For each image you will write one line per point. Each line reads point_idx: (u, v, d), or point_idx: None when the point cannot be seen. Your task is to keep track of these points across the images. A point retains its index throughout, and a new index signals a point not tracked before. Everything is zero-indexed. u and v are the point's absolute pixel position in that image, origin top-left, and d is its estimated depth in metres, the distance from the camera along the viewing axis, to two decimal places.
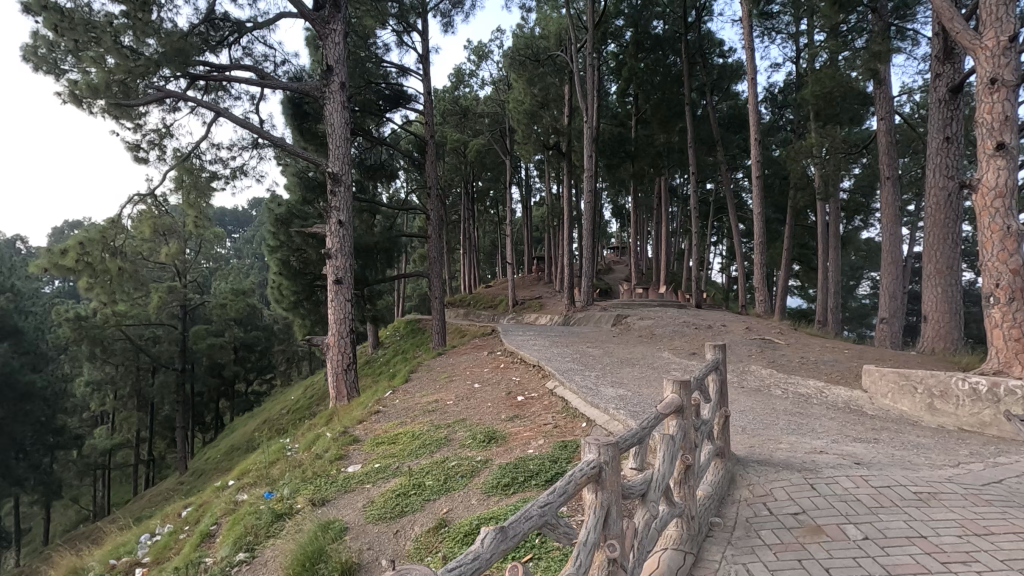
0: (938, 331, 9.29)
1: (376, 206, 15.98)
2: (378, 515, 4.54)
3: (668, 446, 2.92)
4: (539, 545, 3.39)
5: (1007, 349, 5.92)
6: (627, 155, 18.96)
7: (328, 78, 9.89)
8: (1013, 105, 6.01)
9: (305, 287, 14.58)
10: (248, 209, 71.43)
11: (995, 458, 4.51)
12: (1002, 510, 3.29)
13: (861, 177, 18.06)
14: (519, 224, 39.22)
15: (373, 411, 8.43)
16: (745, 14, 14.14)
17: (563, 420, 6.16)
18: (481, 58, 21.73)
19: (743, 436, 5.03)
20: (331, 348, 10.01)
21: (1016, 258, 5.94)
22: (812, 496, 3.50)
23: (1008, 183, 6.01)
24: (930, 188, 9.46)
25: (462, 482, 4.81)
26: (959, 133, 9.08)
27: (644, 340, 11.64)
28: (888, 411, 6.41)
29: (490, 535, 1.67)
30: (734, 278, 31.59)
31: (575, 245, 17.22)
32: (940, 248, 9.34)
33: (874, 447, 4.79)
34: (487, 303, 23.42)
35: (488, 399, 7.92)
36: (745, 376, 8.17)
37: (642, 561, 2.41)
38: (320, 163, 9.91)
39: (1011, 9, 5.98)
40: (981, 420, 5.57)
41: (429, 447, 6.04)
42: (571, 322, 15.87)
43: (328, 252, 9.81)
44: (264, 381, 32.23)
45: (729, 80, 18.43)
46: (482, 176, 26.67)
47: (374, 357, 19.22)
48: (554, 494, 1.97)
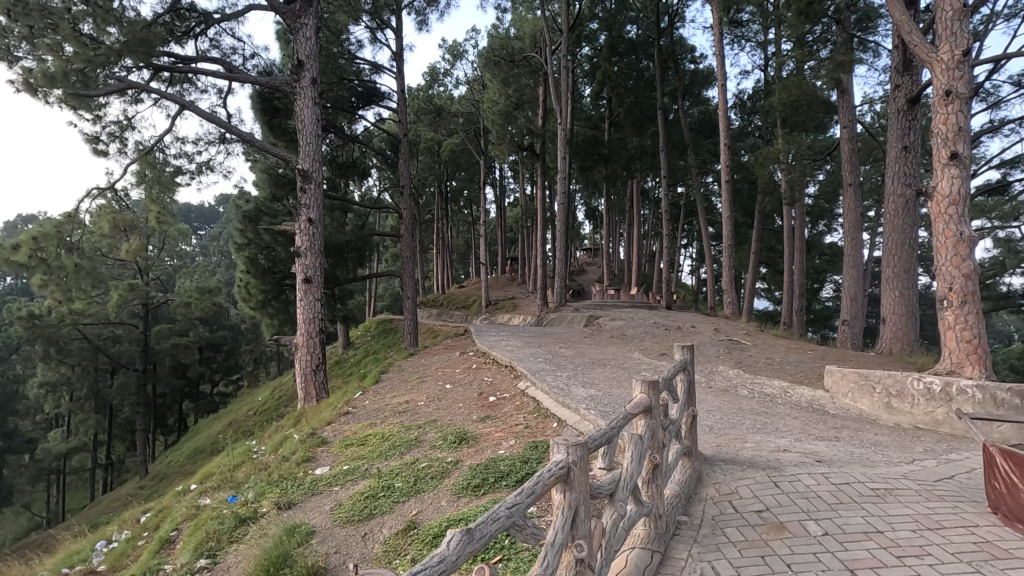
0: (896, 332, 9.63)
1: (348, 203, 15.77)
2: (346, 517, 4.46)
3: (637, 446, 2.93)
4: (508, 546, 3.39)
5: (958, 350, 6.21)
6: (600, 157, 19.09)
7: (299, 73, 9.71)
8: (966, 117, 6.27)
9: (274, 286, 14.28)
10: (215, 206, 69.80)
11: (947, 454, 4.71)
12: (953, 505, 3.42)
13: (825, 185, 18.66)
14: (492, 225, 39.31)
15: (342, 412, 8.30)
16: (715, 21, 14.44)
17: (534, 420, 6.20)
18: (455, 58, 21.66)
19: (711, 435, 5.12)
20: (299, 348, 9.81)
21: (967, 263, 6.21)
22: (775, 493, 3.58)
23: (961, 191, 6.26)
24: (888, 195, 9.81)
25: (433, 483, 4.78)
26: (916, 142, 9.44)
27: (615, 341, 11.79)
28: (848, 410, 6.61)
29: (456, 536, 1.64)
30: (704, 280, 32.27)
31: (548, 246, 17.30)
32: (898, 252, 9.67)
33: (836, 445, 4.93)
34: (460, 304, 23.35)
35: (460, 399, 7.90)
36: (713, 376, 8.33)
37: (610, 561, 2.42)
38: (289, 160, 9.70)
39: (965, 24, 6.24)
40: (935, 419, 5.79)
41: (400, 449, 5.97)
42: (544, 323, 15.96)
43: (297, 251, 9.62)
44: (231, 382, 31.47)
45: (700, 85, 18.76)
46: (456, 176, 26.60)
47: (344, 357, 18.96)
48: (522, 494, 1.96)
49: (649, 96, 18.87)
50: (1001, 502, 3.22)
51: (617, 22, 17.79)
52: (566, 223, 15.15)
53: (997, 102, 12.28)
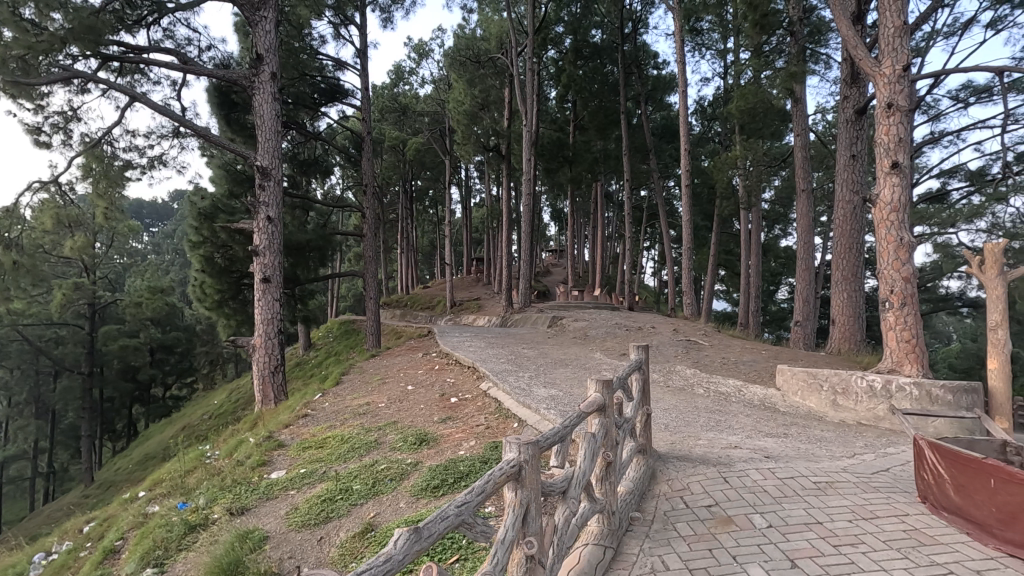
0: (844, 333, 10.05)
1: (309, 201, 15.45)
2: (301, 521, 4.38)
3: (589, 443, 2.99)
4: (465, 546, 3.36)
5: (899, 350, 6.54)
6: (565, 159, 19.34)
7: (258, 67, 9.46)
8: (906, 128, 6.61)
9: (231, 285, 13.82)
10: (169, 202, 67.29)
11: (885, 448, 4.97)
12: (886, 496, 3.62)
13: (779, 192, 19.39)
14: (458, 226, 39.35)
15: (300, 414, 8.12)
16: (677, 29, 14.81)
17: (495, 420, 6.24)
18: (421, 56, 21.49)
19: (667, 433, 5.23)
20: (257, 349, 9.54)
21: (907, 266, 6.56)
22: (724, 488, 3.71)
23: (902, 199, 6.60)
24: (838, 202, 10.23)
25: (392, 485, 4.74)
26: (863, 152, 9.91)
27: (578, 341, 11.99)
28: (798, 408, 6.85)
29: (404, 535, 1.65)
30: (665, 282, 33.10)
31: (513, 247, 17.32)
32: (846, 256, 10.08)
33: (784, 441, 5.12)
34: (424, 304, 23.21)
35: (422, 400, 7.88)
36: (670, 375, 8.51)
37: (561, 557, 2.46)
38: (246, 156, 9.41)
39: (905, 41, 6.62)
40: (876, 415, 6.09)
41: (359, 451, 5.89)
42: (509, 323, 16.07)
43: (255, 249, 9.36)
44: (185, 385, 30.36)
45: (662, 91, 19.17)
46: (421, 175, 26.41)
47: (305, 358, 18.55)
48: (471, 494, 1.98)
49: (613, 100, 19.18)
50: (929, 492, 3.42)
51: (582, 26, 17.97)
52: (532, 224, 15.18)
53: (936, 114, 13.03)
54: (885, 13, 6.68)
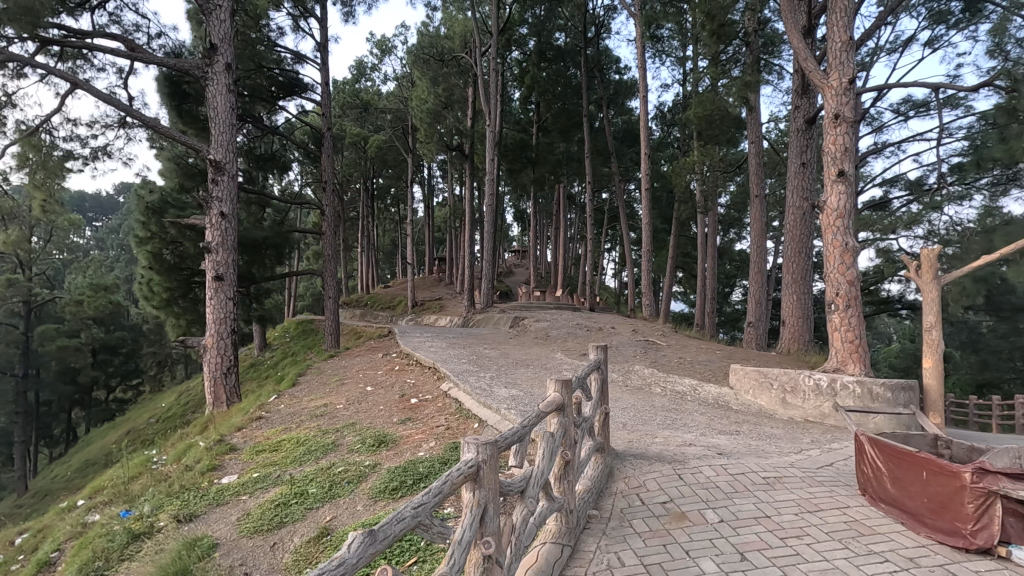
0: (794, 334, 10.45)
1: (266, 197, 14.98)
2: (253, 528, 4.23)
3: (548, 442, 3.01)
4: (424, 548, 3.32)
5: (843, 350, 6.85)
6: (528, 161, 19.42)
7: (212, 57, 9.11)
8: (851, 139, 6.93)
9: (181, 283, 13.25)
10: (115, 196, 64.21)
11: (829, 444, 5.20)
12: (829, 489, 3.80)
13: (734, 197, 20.03)
14: (420, 225, 39.08)
15: (254, 416, 7.87)
16: (638, 35, 15.08)
17: (456, 421, 6.21)
18: (384, 53, 21.18)
19: (624, 432, 5.33)
20: (208, 349, 9.18)
21: (851, 270, 6.89)
22: (678, 485, 3.80)
23: (847, 206, 6.92)
24: (789, 208, 10.63)
25: (350, 488, 4.65)
26: (812, 160, 10.34)
27: (539, 341, 12.07)
28: (750, 406, 7.08)
29: (358, 538, 1.62)
30: (625, 284, 33.71)
31: (476, 247, 17.24)
32: (796, 259, 10.47)
33: (736, 438, 5.29)
34: (385, 304, 22.85)
35: (381, 401, 7.75)
36: (629, 375, 8.67)
37: (519, 556, 2.47)
38: (199, 149, 9.05)
39: (851, 56, 6.96)
40: (822, 412, 6.35)
41: (316, 453, 5.76)
42: (470, 324, 16.02)
43: (207, 246, 9.03)
44: (130, 387, 29.01)
45: (624, 95, 19.50)
46: (383, 173, 26.01)
47: (260, 359, 17.98)
48: (429, 494, 1.97)
49: (575, 103, 19.38)
50: (869, 486, 3.60)
51: (546, 29, 18.11)
52: (495, 224, 15.15)
53: (879, 126, 13.75)
54: (833, 28, 7.01)
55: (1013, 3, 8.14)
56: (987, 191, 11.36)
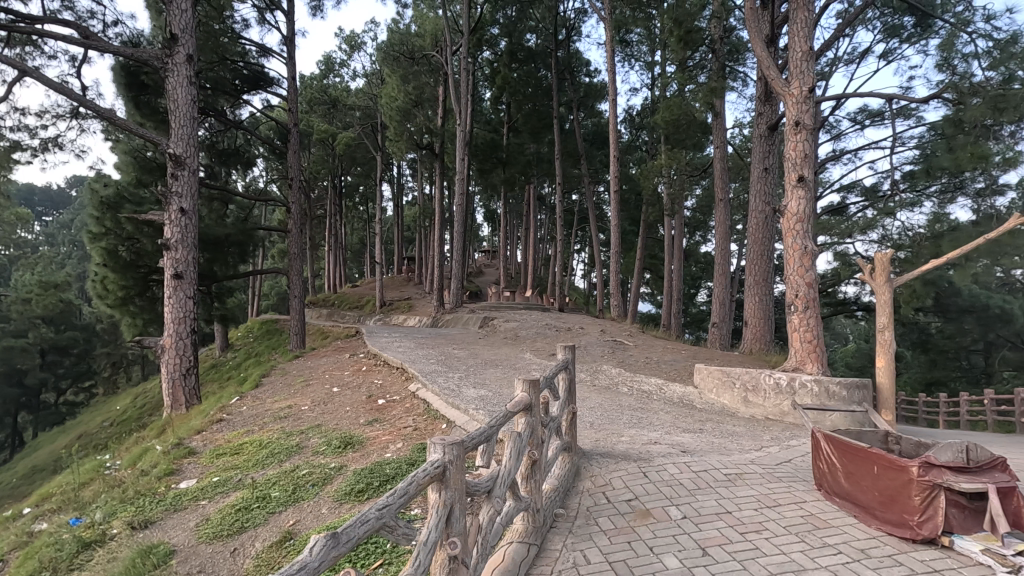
0: (756, 335, 10.73)
1: (229, 194, 14.57)
2: (212, 533, 4.11)
3: (515, 443, 3.02)
4: (390, 550, 3.29)
5: (802, 350, 7.07)
6: (499, 161, 19.42)
7: (172, 47, 8.81)
8: (810, 146, 7.16)
9: (137, 281, 12.76)
10: (67, 189, 61.46)
11: (788, 441, 5.37)
12: (787, 485, 3.92)
13: (700, 201, 20.48)
14: (389, 224, 38.69)
15: (215, 418, 7.63)
16: (608, 39, 15.25)
17: (424, 422, 6.16)
18: (353, 49, 20.85)
19: (591, 431, 5.39)
20: (166, 349, 8.86)
21: (810, 272, 7.12)
22: (643, 482, 3.87)
23: (806, 210, 7.15)
24: (752, 211, 10.92)
25: (314, 491, 4.57)
26: (774, 165, 10.66)
27: (509, 342, 12.09)
28: (714, 405, 7.24)
29: (320, 542, 1.59)
30: (593, 284, 34.08)
31: (445, 246, 17.14)
32: (759, 261, 10.76)
33: (699, 436, 5.41)
34: (352, 303, 22.50)
35: (347, 402, 7.63)
36: (597, 375, 8.76)
37: (485, 557, 2.47)
38: (157, 142, 8.74)
39: (810, 65, 7.20)
40: (781, 410, 6.56)
41: (279, 456, 5.62)
42: (439, 324, 15.92)
43: (166, 242, 8.73)
44: (82, 390, 27.79)
45: (594, 98, 19.68)
46: (351, 171, 25.61)
47: (222, 360, 17.46)
48: (394, 495, 1.96)
49: (546, 105, 19.46)
50: (824, 480, 3.73)
51: (517, 30, 18.15)
52: (465, 224, 15.11)
53: (837, 134, 14.29)
54: (795, 38, 7.25)
55: (960, 20, 8.57)
56: (936, 198, 11.92)
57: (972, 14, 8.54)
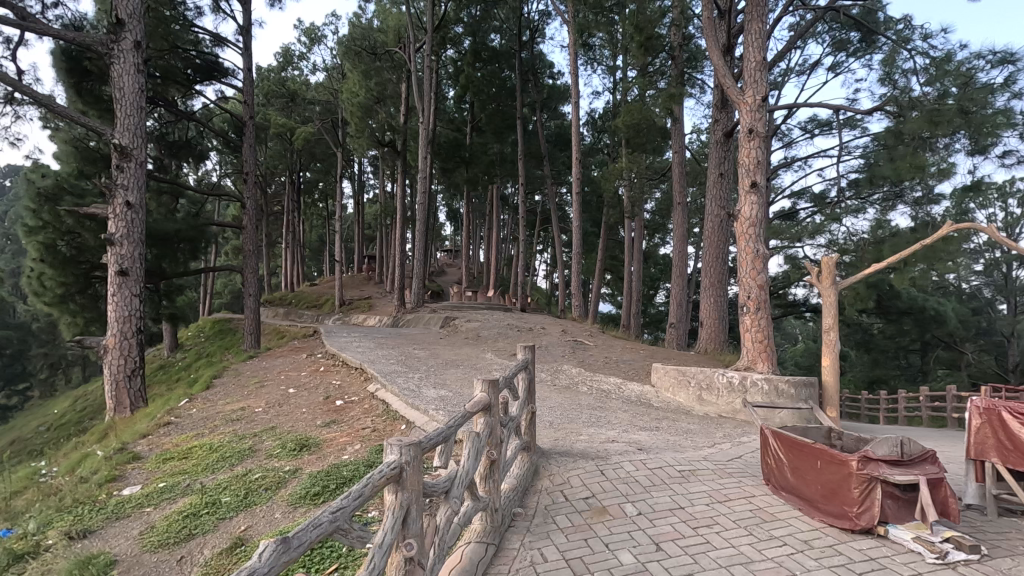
0: (711, 335, 11.04)
1: (180, 187, 13.99)
2: (157, 541, 3.93)
3: (473, 443, 3.02)
4: (346, 555, 3.23)
5: (753, 350, 7.33)
6: (462, 160, 19.32)
7: (118, 33, 8.39)
8: (763, 153, 7.43)
9: (78, 278, 12.09)
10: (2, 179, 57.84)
11: (739, 438, 5.56)
12: (737, 480, 4.06)
13: (659, 204, 20.96)
14: (350, 222, 38.07)
15: (161, 422, 7.32)
16: (571, 42, 15.41)
17: (383, 423, 6.07)
18: (313, 41, 20.36)
19: (551, 430, 5.44)
20: (109, 349, 8.42)
21: (761, 275, 7.38)
22: (600, 480, 3.93)
23: (759, 215, 7.42)
24: (708, 215, 11.22)
25: (267, 496, 4.44)
26: (729, 171, 11.00)
27: (470, 341, 12.07)
28: (670, 403, 7.43)
29: (270, 547, 1.55)
30: (556, 284, 34.39)
31: (407, 245, 16.95)
32: (714, 263, 11.07)
33: (655, 434, 5.54)
34: (311, 302, 21.96)
35: (304, 403, 7.45)
36: (557, 374, 8.85)
37: (441, 558, 2.46)
38: (101, 132, 8.31)
39: (763, 75, 7.48)
40: (733, 408, 6.78)
41: (230, 460, 5.44)
42: (400, 323, 15.73)
43: (110, 237, 8.31)
44: (15, 394, 26.10)
45: (557, 100, 19.84)
46: (310, 166, 25.01)
47: (170, 360, 16.75)
48: (348, 498, 1.93)
49: (509, 105, 19.47)
50: (772, 476, 3.87)
51: (481, 30, 18.11)
52: (427, 223, 14.96)
53: (788, 142, 14.89)
54: (749, 48, 7.50)
55: (900, 37, 9.06)
56: (878, 205, 12.57)
57: (911, 33, 9.04)
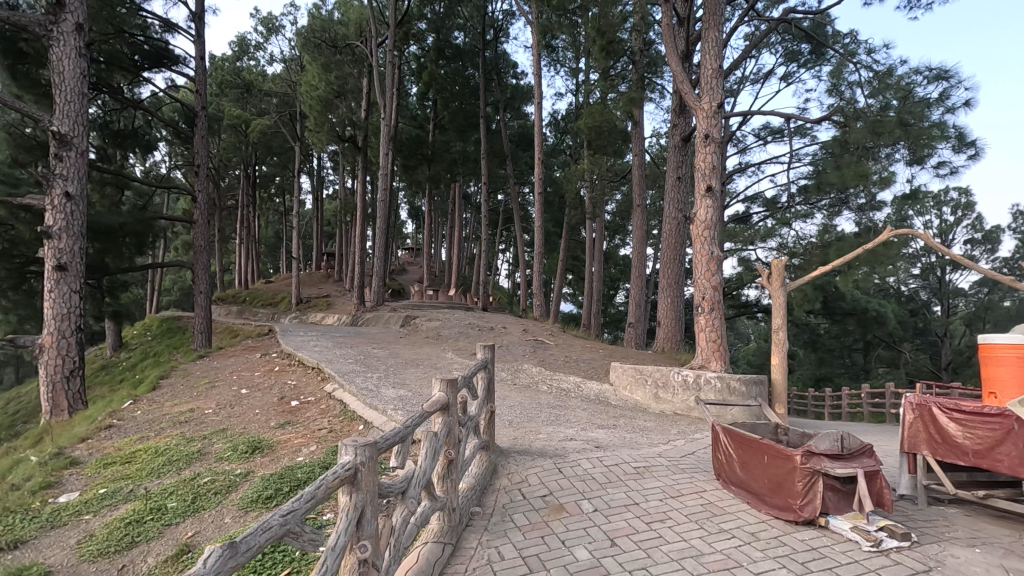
0: (668, 335, 11.30)
1: (125, 179, 13.33)
2: (96, 550, 3.75)
3: (431, 442, 3.00)
4: (299, 559, 3.15)
5: (707, 349, 7.54)
6: (424, 158, 19.12)
7: (58, 14, 7.93)
8: (717, 158, 7.65)
9: (11, 273, 11.33)
10: None
11: (693, 434, 5.72)
12: (690, 476, 4.17)
13: (620, 206, 21.30)
14: (308, 218, 37.17)
15: (102, 425, 6.95)
16: (535, 43, 15.49)
17: (339, 424, 5.96)
18: (270, 31, 19.74)
19: (510, 429, 5.45)
20: (45, 349, 7.95)
21: (715, 276, 7.61)
22: (557, 478, 3.98)
23: (713, 218, 7.64)
24: (666, 217, 11.47)
25: (216, 500, 4.29)
26: (686, 174, 11.28)
27: (430, 341, 11.94)
28: (627, 401, 7.56)
29: (215, 552, 1.50)
30: (517, 284, 34.48)
31: (367, 243, 16.64)
32: (672, 265, 11.33)
33: (613, 432, 5.63)
34: (265, 300, 21.30)
35: (257, 404, 7.23)
36: (518, 373, 8.90)
37: (397, 558, 2.43)
38: (38, 118, 7.84)
39: (719, 83, 7.70)
40: (687, 405, 6.97)
41: (177, 464, 5.23)
42: (359, 323, 15.44)
43: (46, 230, 7.85)
44: None
45: (520, 100, 19.90)
46: (266, 160, 24.25)
47: (113, 360, 15.94)
48: (300, 500, 1.89)
49: (473, 104, 19.39)
50: (722, 471, 4.00)
51: (444, 27, 17.99)
52: (388, 220, 14.73)
53: (743, 148, 15.40)
54: (706, 56, 7.72)
55: (847, 51, 9.50)
56: (825, 211, 13.13)
57: (857, 47, 9.48)
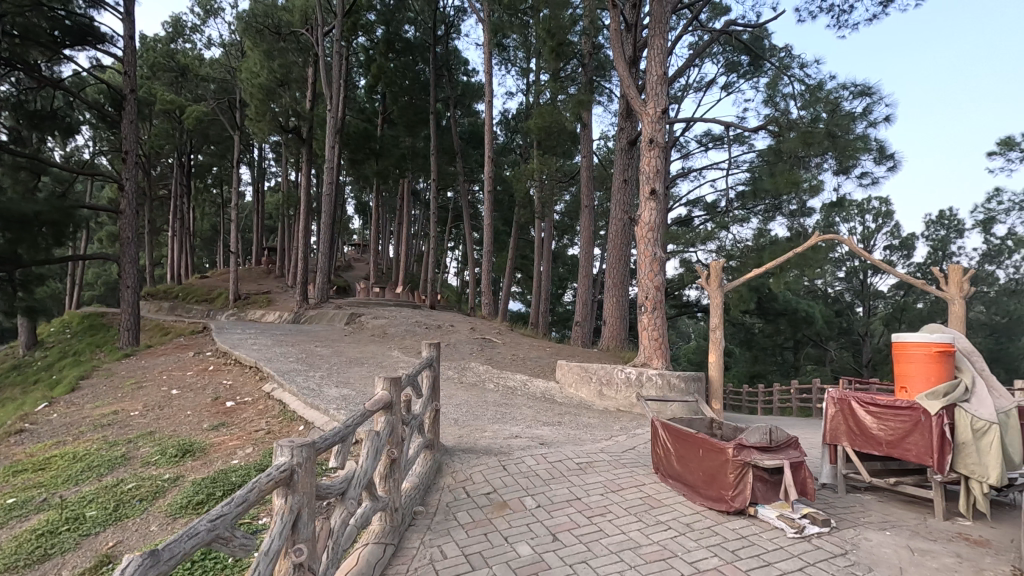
0: (613, 333, 11.56)
1: (43, 163, 12.31)
2: (3, 564, 3.46)
3: (373, 441, 2.95)
4: (232, 565, 3.02)
5: (649, 347, 7.77)
6: (372, 152, 18.64)
7: None
8: (662, 162, 7.88)
9: None
10: None
11: (634, 430, 5.89)
12: (630, 470, 4.30)
13: (568, 206, 21.59)
14: (248, 211, 35.55)
15: (12, 429, 6.41)
16: (487, 41, 15.43)
17: (278, 424, 5.75)
18: (207, 14, 18.74)
19: (456, 428, 5.42)
20: None
21: (658, 276, 7.85)
22: (501, 475, 4.00)
23: (656, 220, 7.87)
24: (612, 218, 11.71)
25: (141, 507, 4.05)
26: (632, 177, 11.57)
27: (376, 339, 11.68)
28: (572, 399, 7.67)
29: (134, 562, 1.41)
30: (466, 282, 34.28)
31: (311, 238, 16.10)
32: (617, 265, 11.58)
33: (558, 429, 5.71)
34: (200, 296, 20.23)
35: (189, 406, 6.86)
36: (465, 371, 8.86)
37: (335, 561, 2.38)
38: None
39: (663, 89, 7.94)
40: (630, 402, 7.15)
41: (97, 470, 4.89)
42: (302, 321, 14.92)
43: None
44: None
45: (470, 97, 19.79)
46: (202, 149, 23.04)
47: (25, 360, 14.69)
48: (230, 505, 1.81)
49: (423, 99, 19.11)
50: (660, 464, 4.13)
51: (394, 19, 17.66)
52: (333, 214, 14.30)
53: (686, 154, 15.97)
54: (652, 63, 7.93)
55: (782, 64, 10.00)
56: (760, 216, 13.82)
57: (791, 62, 10.00)
